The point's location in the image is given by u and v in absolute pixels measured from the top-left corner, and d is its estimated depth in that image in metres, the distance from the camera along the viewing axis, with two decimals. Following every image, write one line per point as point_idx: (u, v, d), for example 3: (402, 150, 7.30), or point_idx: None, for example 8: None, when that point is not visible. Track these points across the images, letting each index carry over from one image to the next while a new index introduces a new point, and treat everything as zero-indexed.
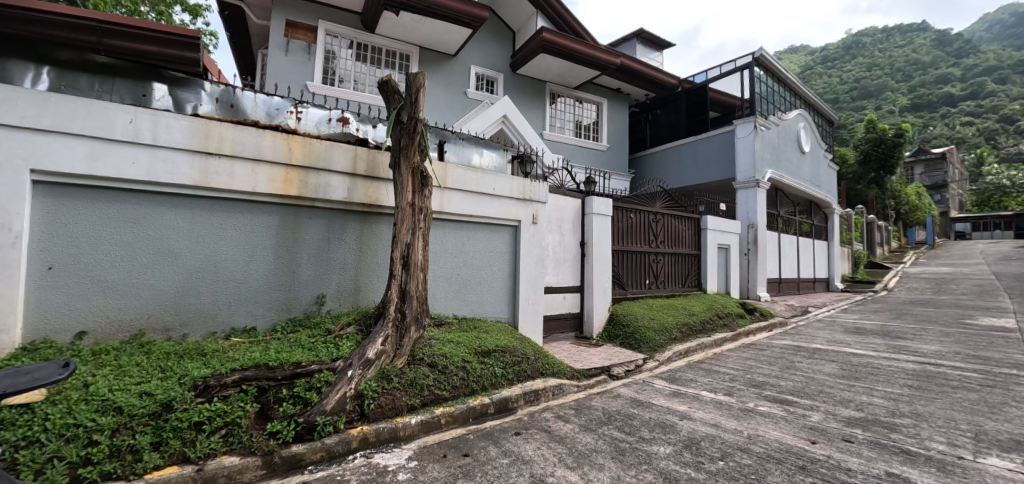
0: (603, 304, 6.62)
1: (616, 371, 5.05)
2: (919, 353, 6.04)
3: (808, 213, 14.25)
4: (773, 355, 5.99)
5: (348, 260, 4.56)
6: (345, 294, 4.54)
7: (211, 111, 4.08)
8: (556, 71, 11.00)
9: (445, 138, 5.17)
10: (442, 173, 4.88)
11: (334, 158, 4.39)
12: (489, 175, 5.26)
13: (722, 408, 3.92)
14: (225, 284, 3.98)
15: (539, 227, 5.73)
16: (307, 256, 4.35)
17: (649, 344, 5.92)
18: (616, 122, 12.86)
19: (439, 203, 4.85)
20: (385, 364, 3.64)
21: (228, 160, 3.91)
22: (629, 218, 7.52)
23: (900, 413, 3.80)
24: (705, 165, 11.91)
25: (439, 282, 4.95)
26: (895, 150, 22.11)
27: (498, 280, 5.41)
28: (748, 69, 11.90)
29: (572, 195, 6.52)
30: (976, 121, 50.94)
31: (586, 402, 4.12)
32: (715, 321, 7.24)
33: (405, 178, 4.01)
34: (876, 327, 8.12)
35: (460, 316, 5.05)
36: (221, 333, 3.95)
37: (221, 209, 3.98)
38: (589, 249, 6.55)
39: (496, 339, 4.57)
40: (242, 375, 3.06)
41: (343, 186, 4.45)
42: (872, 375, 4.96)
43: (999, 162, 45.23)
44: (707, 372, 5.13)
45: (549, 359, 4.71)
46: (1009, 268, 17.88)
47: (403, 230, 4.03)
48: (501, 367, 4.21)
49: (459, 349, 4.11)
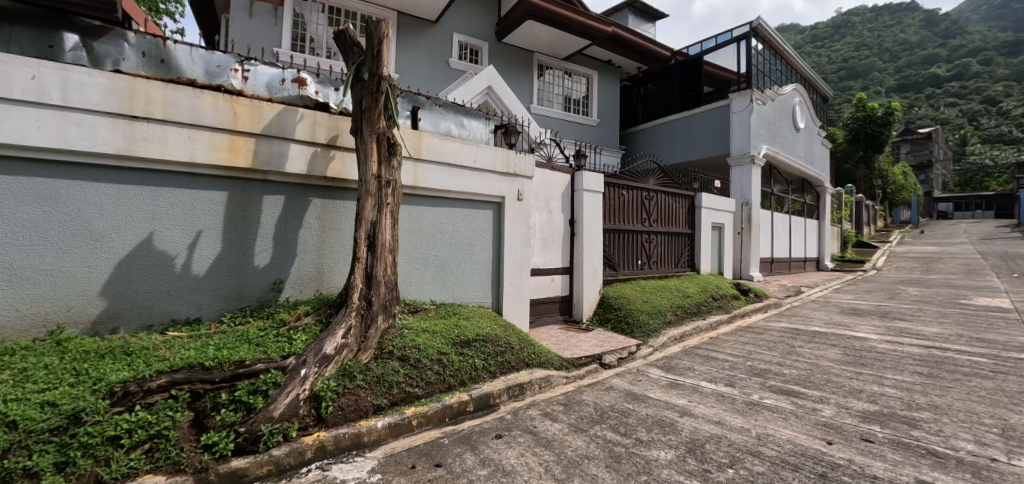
0: (593, 286, 6.22)
1: (608, 359, 4.65)
2: (921, 336, 5.82)
3: (801, 191, 13.97)
4: (771, 339, 5.69)
5: (311, 242, 4.00)
6: (306, 280, 3.98)
7: (136, 67, 3.43)
8: (544, 40, 10.34)
9: (419, 104, 4.62)
10: (415, 143, 4.37)
11: (289, 124, 3.80)
12: (469, 146, 4.76)
13: (724, 402, 3.56)
14: (161, 270, 3.43)
15: (525, 203, 5.25)
16: (262, 237, 3.78)
17: (642, 329, 5.57)
18: (606, 96, 12.27)
19: (412, 177, 4.34)
20: (347, 360, 3.16)
21: (158, 124, 3.33)
22: (621, 195, 7.09)
23: (917, 406, 3.50)
24: (698, 141, 11.45)
25: (414, 264, 4.47)
26: (884, 128, 21.98)
27: (480, 262, 4.94)
28: (745, 41, 11.38)
29: (561, 170, 6.04)
30: (959, 103, 51.42)
31: (576, 396, 3.72)
32: (710, 303, 6.91)
33: (370, 146, 3.45)
34: (873, 308, 7.89)
35: (438, 302, 4.61)
36: (159, 326, 3.41)
37: (153, 183, 3.40)
38: (579, 227, 6.10)
39: (477, 327, 4.13)
40: (171, 378, 2.59)
41: (300, 156, 3.85)
42: (877, 362, 4.68)
43: (981, 143, 45.87)
44: (704, 359, 4.79)
45: (536, 348, 4.30)
46: (993, 247, 18.05)
47: (367, 207, 3.50)
48: (482, 357, 3.79)
49: (435, 340, 3.66)
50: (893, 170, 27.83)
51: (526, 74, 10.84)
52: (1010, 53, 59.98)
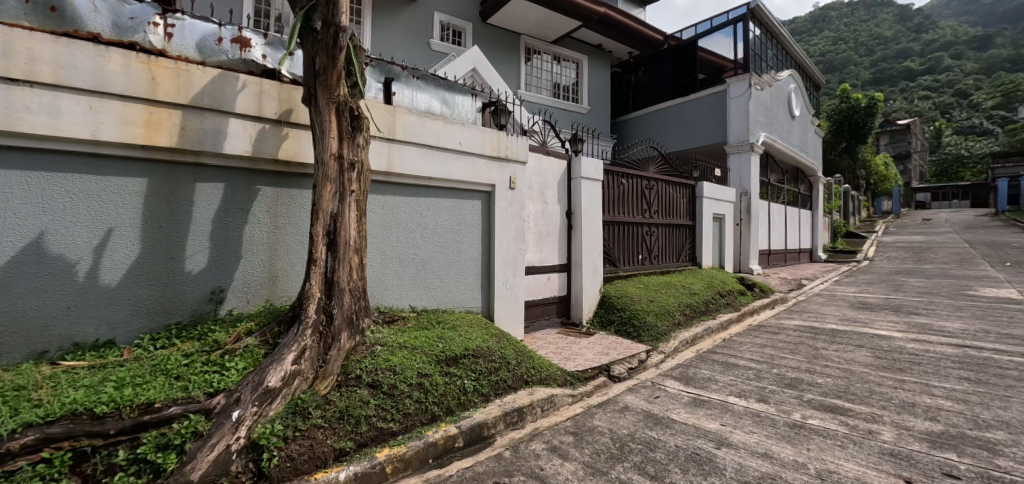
0: (593, 285, 5.59)
1: (617, 370, 4.03)
2: (946, 333, 5.37)
3: (795, 181, 13.61)
4: (790, 340, 5.16)
5: (260, 241, 3.25)
6: (254, 288, 3.23)
7: (16, 16, 2.62)
8: (532, 20, 9.63)
9: (393, 75, 3.90)
10: (389, 121, 3.66)
11: (227, 94, 3.04)
12: (453, 126, 4.07)
13: (763, 425, 2.96)
14: (58, 280, 2.66)
15: (517, 192, 4.58)
16: (195, 235, 3.03)
17: (650, 332, 4.97)
18: (597, 82, 11.64)
19: (385, 160, 3.63)
20: (300, 392, 2.46)
21: (47, 90, 2.55)
22: (620, 184, 6.48)
23: (985, 423, 2.97)
24: (694, 129, 10.93)
25: (390, 265, 3.78)
26: (868, 118, 21.94)
27: (468, 261, 4.27)
28: (743, 23, 10.85)
29: (557, 155, 5.38)
30: (933, 95, 52.52)
31: (587, 421, 3.10)
32: (717, 300, 6.37)
33: (328, 119, 2.72)
34: (882, 301, 7.48)
35: (418, 309, 3.93)
36: (56, 352, 2.65)
37: (41, 168, 2.62)
38: (577, 219, 5.46)
39: (465, 339, 3.46)
40: (44, 433, 1.86)
41: (243, 135, 3.09)
42: (915, 366, 4.18)
43: (955, 135, 46.88)
44: (725, 368, 4.21)
45: (536, 362, 3.66)
46: (977, 236, 18.16)
47: (326, 196, 2.76)
48: (473, 377, 3.13)
49: (415, 358, 2.98)
50: (876, 160, 27.95)
51: (513, 57, 10.11)
52: (979, 47, 61.56)
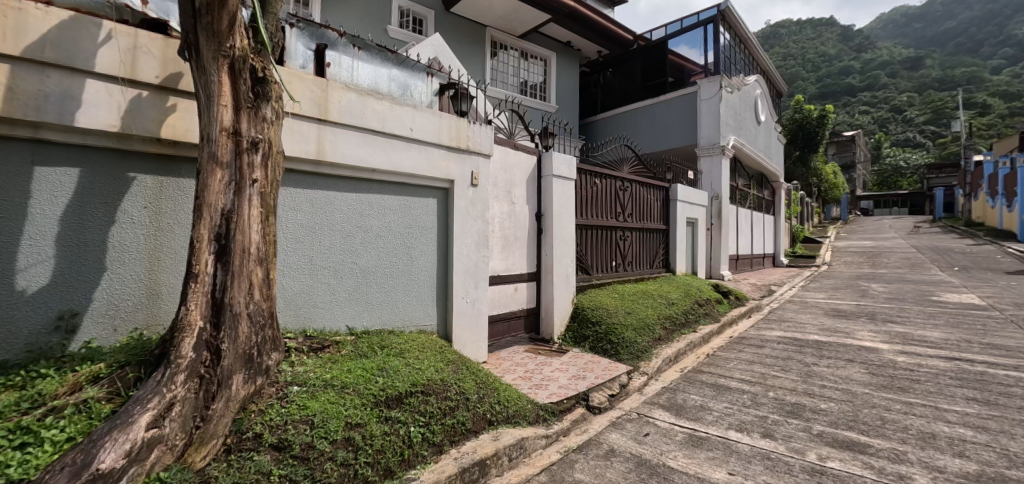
0: (565, 296, 5.00)
1: (597, 399, 3.43)
2: (930, 344, 5.17)
3: (760, 186, 13.70)
4: (777, 354, 4.77)
5: (133, 246, 2.41)
6: (123, 311, 2.38)
7: None
8: (499, 10, 9.01)
9: (326, 42, 3.16)
10: (320, 97, 2.93)
11: (83, 47, 2.22)
12: (404, 107, 3.38)
13: (779, 473, 2.44)
14: None
15: (480, 190, 3.93)
16: (30, 237, 2.16)
17: (630, 350, 4.42)
18: (566, 81, 11.18)
19: (314, 146, 2.90)
20: (159, 471, 1.66)
21: None
22: (593, 184, 5.96)
23: (1022, 460, 2.60)
24: (664, 130, 10.65)
25: (320, 276, 3.02)
26: (820, 128, 22.81)
27: (421, 271, 3.57)
28: (713, 24, 10.70)
29: (526, 149, 4.78)
30: (872, 110, 56.30)
31: (566, 476, 2.46)
32: (696, 310, 5.96)
33: (216, 79, 1.98)
34: (855, 308, 7.34)
35: (358, 330, 3.19)
36: None
37: None
38: (548, 222, 4.88)
39: (414, 370, 2.76)
40: None
41: (106, 104, 2.27)
42: (915, 385, 3.86)
43: (892, 147, 50.26)
44: (716, 392, 3.70)
45: (502, 395, 3.00)
46: (923, 242, 19.07)
47: (215, 187, 2.00)
48: (421, 421, 2.44)
49: (341, 402, 2.24)
50: (826, 168, 29.18)
51: (477, 51, 9.43)
52: (911, 68, 66.65)
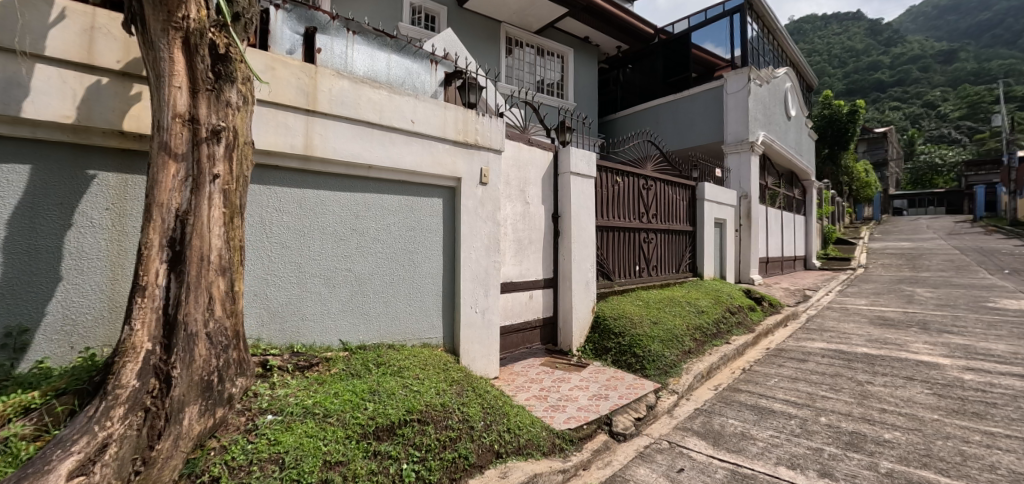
0: (584, 304, 4.59)
1: (622, 424, 3.02)
2: (1000, 359, 4.55)
3: (790, 185, 12.98)
4: (824, 370, 4.26)
5: (94, 253, 2.14)
6: (78, 326, 2.10)
7: None
8: (514, 4, 8.65)
9: (317, 25, 2.87)
10: (308, 85, 2.63)
11: (30, 26, 1.95)
12: (404, 97, 3.06)
13: None
14: None
15: (490, 189, 3.57)
16: None
17: (658, 364, 3.99)
18: (584, 77, 10.74)
19: (302, 140, 2.59)
20: None
21: None
22: (615, 183, 5.54)
23: None
24: (688, 127, 10.11)
25: (309, 285, 2.71)
26: (852, 124, 21.73)
27: (424, 278, 3.23)
28: (739, 14, 10.21)
29: (540, 145, 4.42)
30: (904, 106, 53.99)
31: None
32: (728, 319, 5.46)
33: (167, 58, 1.73)
34: (904, 317, 6.68)
35: (354, 345, 2.86)
36: None
37: None
38: (565, 224, 4.49)
39: (411, 393, 2.41)
40: None
41: (59, 91, 1.99)
42: (994, 410, 3.32)
43: (927, 144, 47.93)
44: (759, 416, 3.25)
45: (512, 421, 2.62)
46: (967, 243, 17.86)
47: (167, 184, 1.74)
48: (415, 456, 2.08)
49: (320, 436, 1.90)
50: (857, 166, 27.90)
51: (491, 47, 9.08)
52: (946, 60, 63.57)
